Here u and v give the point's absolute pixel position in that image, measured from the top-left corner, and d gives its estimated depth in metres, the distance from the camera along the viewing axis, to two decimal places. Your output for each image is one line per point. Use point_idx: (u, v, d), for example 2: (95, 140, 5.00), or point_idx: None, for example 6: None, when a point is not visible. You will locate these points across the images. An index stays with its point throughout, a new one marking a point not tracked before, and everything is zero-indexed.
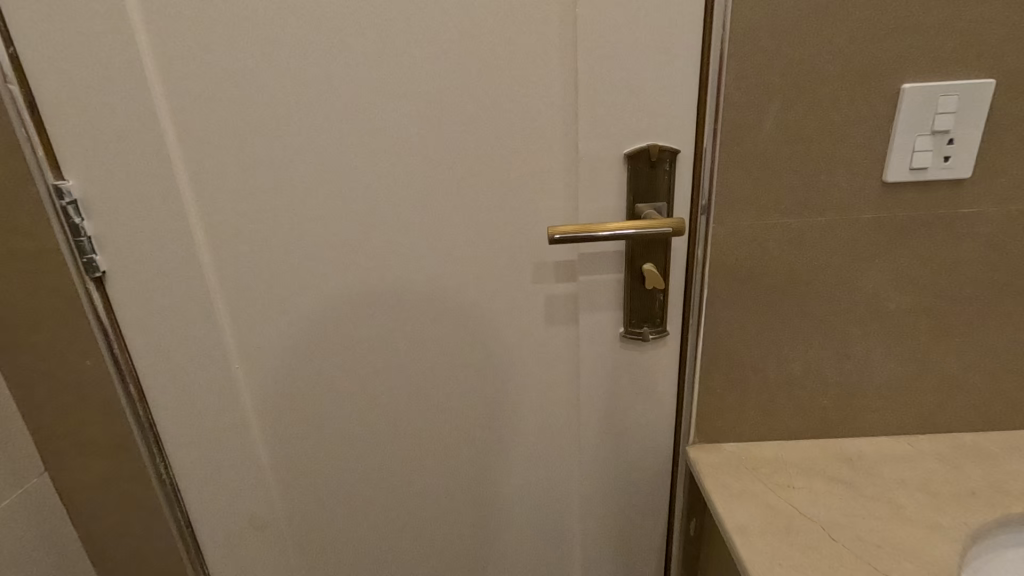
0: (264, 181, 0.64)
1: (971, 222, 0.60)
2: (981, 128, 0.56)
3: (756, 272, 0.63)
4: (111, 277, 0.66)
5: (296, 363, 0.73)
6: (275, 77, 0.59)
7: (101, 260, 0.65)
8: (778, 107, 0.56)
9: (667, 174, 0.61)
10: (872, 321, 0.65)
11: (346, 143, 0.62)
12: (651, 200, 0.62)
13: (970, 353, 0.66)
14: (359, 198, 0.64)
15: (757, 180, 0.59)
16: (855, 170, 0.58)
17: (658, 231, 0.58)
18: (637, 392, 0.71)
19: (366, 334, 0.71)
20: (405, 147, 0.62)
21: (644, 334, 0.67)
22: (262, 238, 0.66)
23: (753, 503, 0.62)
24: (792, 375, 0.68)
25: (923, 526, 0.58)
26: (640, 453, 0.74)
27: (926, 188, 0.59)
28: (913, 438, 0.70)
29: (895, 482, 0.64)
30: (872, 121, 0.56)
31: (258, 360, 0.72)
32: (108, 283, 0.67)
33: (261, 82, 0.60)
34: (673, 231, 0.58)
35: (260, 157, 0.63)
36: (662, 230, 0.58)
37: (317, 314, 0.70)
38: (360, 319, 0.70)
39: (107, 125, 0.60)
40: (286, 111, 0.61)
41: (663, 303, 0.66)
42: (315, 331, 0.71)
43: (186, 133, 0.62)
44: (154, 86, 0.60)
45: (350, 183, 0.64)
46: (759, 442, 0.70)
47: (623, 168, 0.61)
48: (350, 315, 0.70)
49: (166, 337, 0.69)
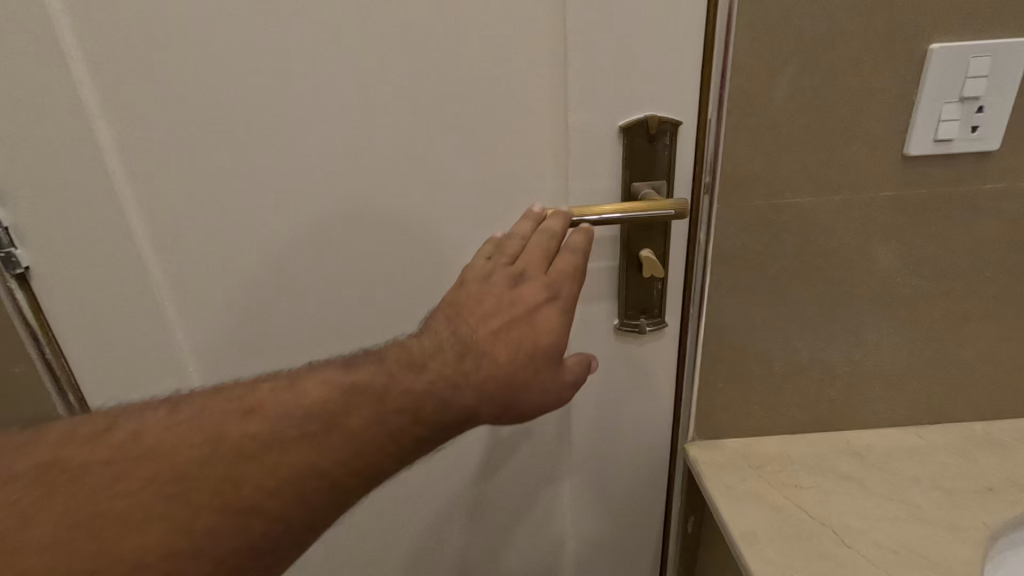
0: (210, 161, 0.56)
1: (995, 199, 0.55)
2: (1013, 94, 0.50)
3: (764, 257, 0.58)
4: (36, 273, 0.59)
5: (258, 364, 0.66)
6: (215, 40, 0.51)
7: (23, 253, 0.58)
8: (791, 73, 0.50)
9: (666, 151, 0.54)
10: (885, 307, 0.60)
11: (303, 117, 0.54)
12: (649, 179, 0.55)
13: (986, 340, 0.62)
14: (321, 180, 0.57)
15: (767, 156, 0.53)
16: (874, 142, 0.52)
17: (660, 214, 0.52)
18: (633, 387, 0.65)
19: (335, 331, 0.64)
20: (371, 120, 0.55)
21: (641, 326, 0.61)
22: (211, 226, 0.59)
23: (760, 507, 0.58)
24: (798, 366, 0.63)
25: (941, 527, 0.54)
26: (637, 451, 0.69)
27: (950, 162, 0.53)
28: (923, 429, 0.66)
29: (908, 479, 0.60)
30: (895, 86, 0.50)
31: (215, 362, 0.65)
32: (33, 279, 0.59)
33: (198, 45, 0.51)
34: (675, 215, 0.52)
35: (203, 134, 0.55)
36: (663, 213, 0.52)
37: (279, 310, 0.63)
38: (328, 315, 0.63)
39: (16, 97, 0.52)
40: (230, 79, 0.52)
41: (661, 292, 0.60)
42: (278, 328, 0.64)
43: (113, 106, 0.53)
44: (70, 50, 0.51)
45: (309, 163, 0.56)
46: (762, 438, 0.66)
47: (617, 143, 0.54)
48: (317, 310, 0.63)
49: (109, 338, 0.62)
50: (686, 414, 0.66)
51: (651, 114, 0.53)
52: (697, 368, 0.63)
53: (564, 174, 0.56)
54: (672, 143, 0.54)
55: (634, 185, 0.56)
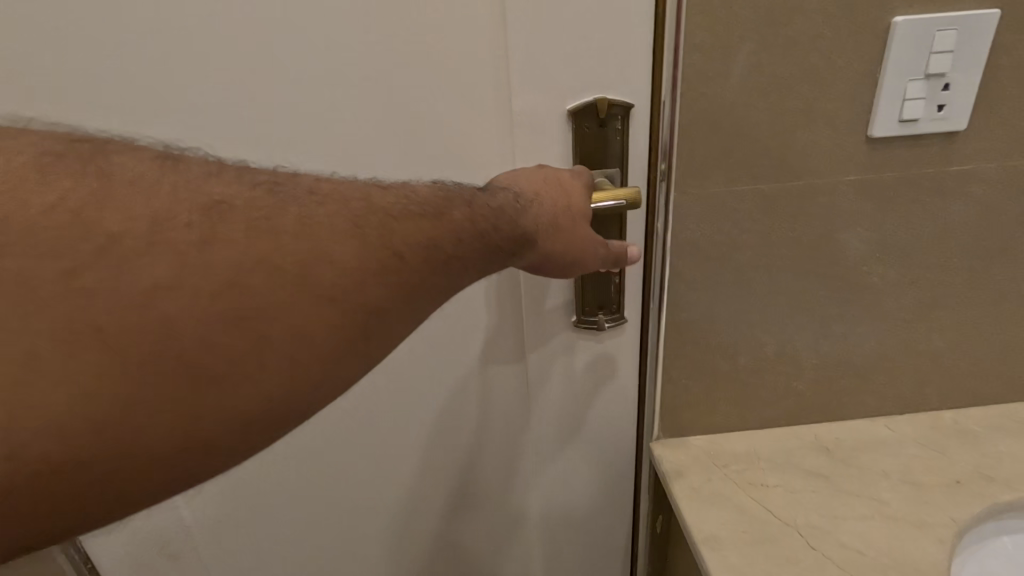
0: None
1: (963, 182, 0.53)
2: (981, 70, 0.48)
3: (725, 248, 0.54)
4: None
5: None
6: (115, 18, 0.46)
7: None
8: (748, 50, 0.46)
9: (618, 137, 0.51)
10: (851, 296, 0.58)
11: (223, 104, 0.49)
12: (601, 166, 0.52)
13: (954, 327, 0.60)
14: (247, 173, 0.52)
15: (725, 139, 0.50)
16: (836, 123, 0.49)
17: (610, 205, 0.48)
18: (595, 386, 0.62)
19: None
20: (299, 107, 0.50)
21: (599, 322, 0.58)
22: None
23: (725, 509, 0.56)
24: (764, 359, 0.61)
25: (908, 524, 0.53)
26: (601, 450, 0.67)
27: (916, 143, 0.51)
28: (893, 420, 0.64)
29: (876, 474, 0.58)
30: (859, 63, 0.47)
31: None
32: None
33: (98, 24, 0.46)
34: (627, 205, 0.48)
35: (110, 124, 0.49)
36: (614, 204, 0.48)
37: None
38: None
39: None
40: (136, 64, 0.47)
41: (620, 287, 0.57)
42: None
43: None
44: None
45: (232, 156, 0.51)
46: (728, 434, 0.64)
47: (567, 128, 0.50)
48: None
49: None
50: (650, 413, 0.63)
51: (599, 97, 0.49)
52: (658, 365, 0.60)
53: (511, 163, 0.52)
54: (624, 129, 0.50)
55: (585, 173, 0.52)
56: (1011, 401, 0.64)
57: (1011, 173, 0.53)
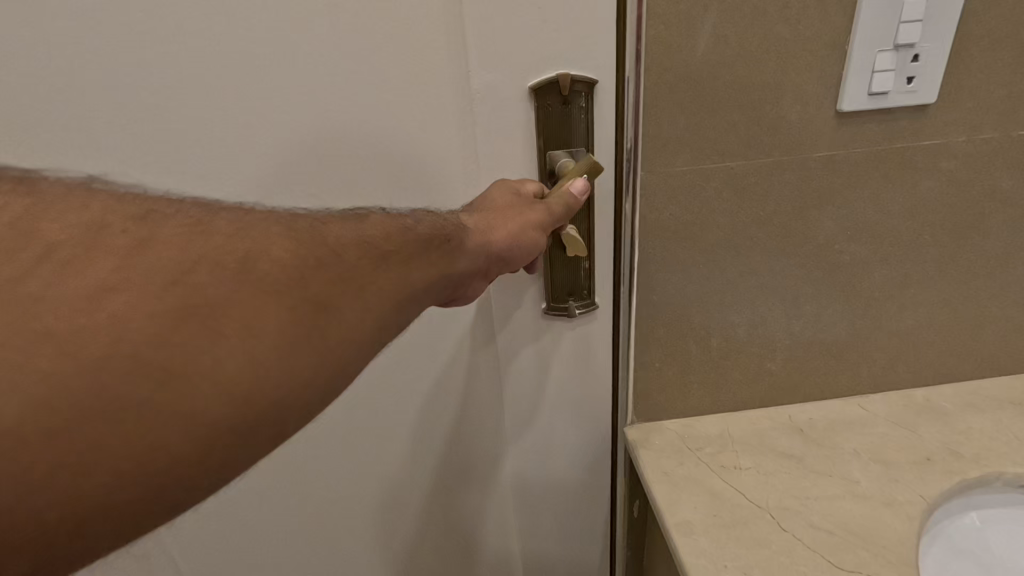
0: None
1: (933, 156, 0.52)
2: (950, 40, 0.46)
3: (694, 228, 0.53)
4: None
5: None
6: None
7: None
8: (713, 20, 0.45)
9: (585, 117, 0.49)
10: (823, 275, 0.57)
11: None
12: (566, 146, 0.50)
13: (925, 305, 0.59)
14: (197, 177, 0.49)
15: (692, 115, 0.48)
16: (806, 97, 0.48)
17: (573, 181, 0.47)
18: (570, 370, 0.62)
19: None
20: None
21: (570, 309, 0.56)
22: None
23: (697, 494, 0.55)
24: (737, 341, 0.60)
25: (878, 502, 0.53)
26: (575, 436, 0.66)
27: (886, 118, 0.50)
28: (866, 399, 0.64)
29: (848, 453, 0.58)
30: (826, 35, 0.46)
31: None
32: None
33: None
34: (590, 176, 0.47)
35: None
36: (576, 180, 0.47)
37: None
38: None
39: None
40: None
41: (590, 272, 0.55)
42: None
43: None
44: None
45: None
46: (703, 417, 0.63)
47: (530, 105, 0.48)
48: None
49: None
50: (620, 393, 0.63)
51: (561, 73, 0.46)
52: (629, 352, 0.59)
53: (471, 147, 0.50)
54: (591, 106, 0.48)
55: (551, 154, 0.50)
56: (981, 377, 0.64)
57: (981, 147, 0.52)
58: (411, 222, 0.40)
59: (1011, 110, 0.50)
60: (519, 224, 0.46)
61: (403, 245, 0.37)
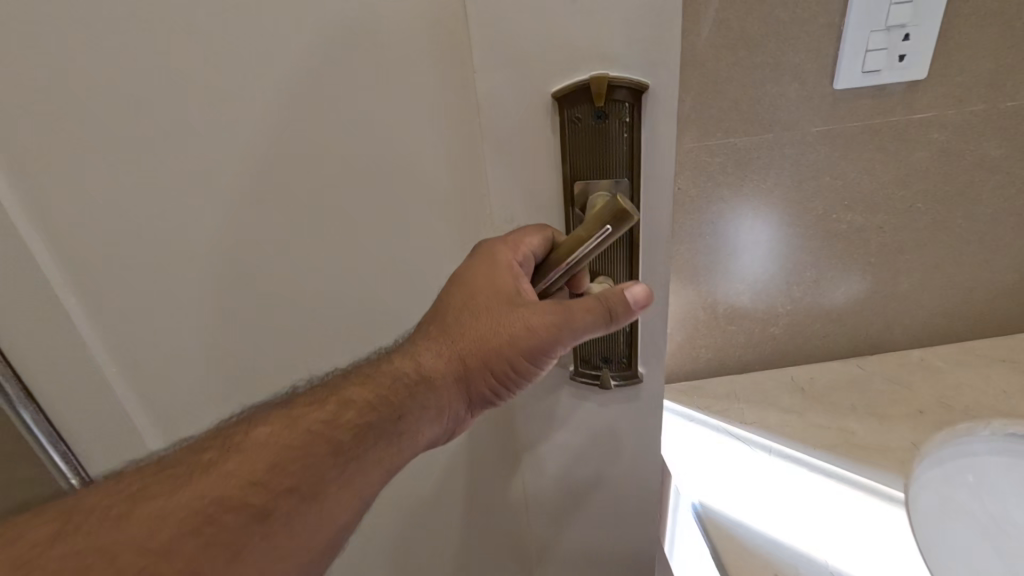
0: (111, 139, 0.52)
1: (924, 129, 0.55)
2: (939, 18, 0.50)
3: (701, 199, 0.57)
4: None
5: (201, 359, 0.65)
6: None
7: None
8: (716, 6, 0.48)
9: (625, 133, 0.50)
10: (821, 243, 0.61)
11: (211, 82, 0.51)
12: (601, 166, 0.52)
13: (919, 269, 0.63)
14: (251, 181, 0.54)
15: (697, 94, 0.52)
16: (803, 75, 0.52)
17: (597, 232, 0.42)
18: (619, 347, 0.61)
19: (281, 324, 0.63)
20: None
21: (603, 377, 0.62)
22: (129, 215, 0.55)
23: (702, 443, 0.60)
24: (741, 307, 0.64)
25: (872, 450, 0.57)
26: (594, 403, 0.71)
27: (879, 93, 0.53)
28: (863, 359, 0.68)
29: (845, 407, 0.62)
30: (821, 17, 0.49)
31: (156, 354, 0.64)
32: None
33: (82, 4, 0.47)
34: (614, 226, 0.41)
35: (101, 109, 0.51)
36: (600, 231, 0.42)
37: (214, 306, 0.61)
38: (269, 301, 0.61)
39: None
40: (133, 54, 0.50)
41: (628, 344, 0.61)
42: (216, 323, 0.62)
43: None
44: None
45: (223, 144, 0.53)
46: (711, 379, 0.68)
47: (559, 113, 0.50)
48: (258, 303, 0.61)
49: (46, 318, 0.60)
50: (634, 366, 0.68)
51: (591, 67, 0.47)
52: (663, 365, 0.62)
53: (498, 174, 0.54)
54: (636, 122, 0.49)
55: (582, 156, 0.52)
56: (972, 338, 0.68)
57: (969, 119, 0.55)
58: (354, 411, 0.41)
59: (998, 83, 0.53)
60: (476, 372, 0.46)
61: (343, 446, 0.40)
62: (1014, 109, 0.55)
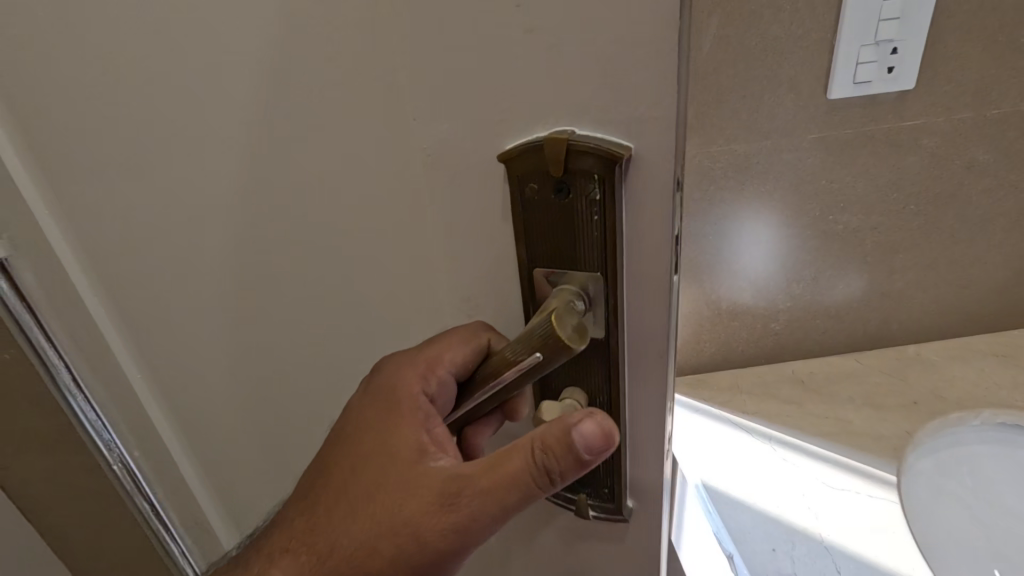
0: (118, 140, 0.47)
1: (914, 135, 0.59)
2: (924, 34, 0.54)
3: (702, 200, 0.61)
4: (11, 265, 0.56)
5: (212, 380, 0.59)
6: None
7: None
8: (716, 24, 0.53)
9: (596, 214, 0.37)
10: (818, 242, 0.65)
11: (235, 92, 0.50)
12: (568, 241, 0.38)
13: (912, 268, 0.67)
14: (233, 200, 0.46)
15: (699, 104, 0.56)
16: (799, 86, 0.56)
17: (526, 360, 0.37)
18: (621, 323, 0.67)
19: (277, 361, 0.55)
20: None
21: (577, 507, 0.50)
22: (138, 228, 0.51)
23: (705, 429, 0.63)
24: (741, 305, 0.69)
25: (868, 437, 0.60)
26: None
27: (870, 103, 0.57)
28: (860, 354, 0.71)
29: (844, 399, 0.65)
30: (815, 33, 0.53)
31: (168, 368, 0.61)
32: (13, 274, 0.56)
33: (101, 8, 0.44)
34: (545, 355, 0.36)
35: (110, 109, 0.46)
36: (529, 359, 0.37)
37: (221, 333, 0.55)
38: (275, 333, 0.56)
39: None
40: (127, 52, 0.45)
41: (608, 474, 0.47)
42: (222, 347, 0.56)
43: None
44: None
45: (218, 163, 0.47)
46: (714, 373, 0.72)
47: (516, 170, 0.37)
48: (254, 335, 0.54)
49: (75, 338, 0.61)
50: None
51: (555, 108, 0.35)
52: None
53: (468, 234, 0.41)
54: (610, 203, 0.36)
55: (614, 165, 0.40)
56: (967, 333, 0.72)
57: (957, 126, 0.59)
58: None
59: (982, 93, 0.57)
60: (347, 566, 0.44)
61: None
62: (999, 116, 0.59)
